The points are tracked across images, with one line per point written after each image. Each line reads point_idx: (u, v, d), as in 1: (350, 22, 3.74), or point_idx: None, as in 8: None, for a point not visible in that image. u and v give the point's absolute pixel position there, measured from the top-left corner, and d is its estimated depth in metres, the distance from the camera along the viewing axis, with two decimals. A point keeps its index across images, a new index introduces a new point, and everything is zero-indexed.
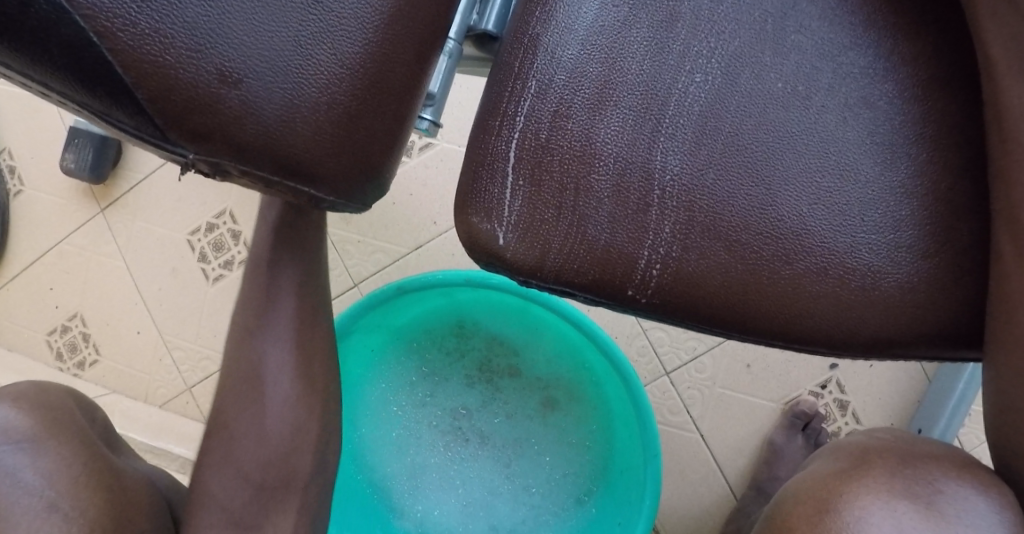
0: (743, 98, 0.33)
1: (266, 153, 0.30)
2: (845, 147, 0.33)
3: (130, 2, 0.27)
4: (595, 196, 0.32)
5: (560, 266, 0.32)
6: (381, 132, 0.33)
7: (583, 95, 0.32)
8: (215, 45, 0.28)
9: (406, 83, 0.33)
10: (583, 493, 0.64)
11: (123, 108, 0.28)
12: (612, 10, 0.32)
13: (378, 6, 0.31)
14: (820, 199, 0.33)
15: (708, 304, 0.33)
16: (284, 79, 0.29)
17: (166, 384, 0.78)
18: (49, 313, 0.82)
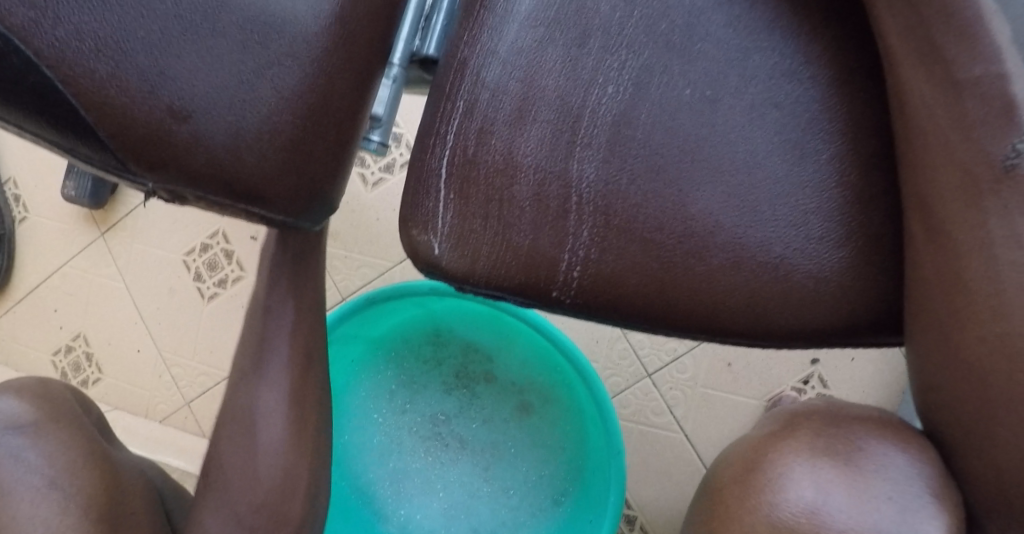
0: (653, 107, 0.35)
1: (216, 179, 0.33)
2: (755, 148, 0.36)
3: (88, 52, 0.30)
4: (519, 205, 0.35)
5: (490, 272, 0.35)
6: (325, 156, 0.36)
7: (504, 112, 0.35)
8: (165, 85, 0.31)
9: (348, 110, 0.37)
10: (559, 493, 0.67)
11: (88, 144, 0.32)
12: (529, 32, 0.35)
13: (315, 40, 0.34)
14: (733, 199, 0.35)
15: (628, 302, 0.36)
16: (230, 111, 0.33)
17: (165, 401, 0.82)
18: (53, 334, 0.85)
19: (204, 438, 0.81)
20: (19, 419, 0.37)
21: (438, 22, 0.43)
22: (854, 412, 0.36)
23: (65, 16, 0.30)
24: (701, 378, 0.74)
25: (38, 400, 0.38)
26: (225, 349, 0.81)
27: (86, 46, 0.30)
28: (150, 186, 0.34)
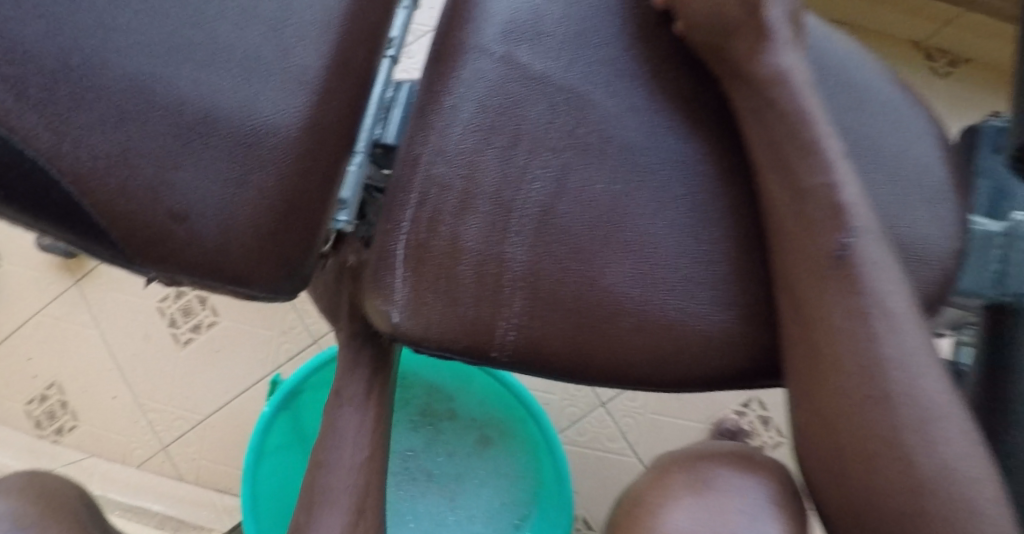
0: (572, 199, 0.43)
1: (208, 268, 0.40)
2: (657, 230, 0.43)
3: (102, 172, 0.37)
4: (462, 281, 0.42)
5: (440, 337, 0.42)
6: (299, 242, 0.43)
7: (450, 204, 0.42)
8: (165, 194, 0.38)
9: (318, 202, 0.43)
10: (519, 518, 0.73)
11: (101, 245, 0.38)
12: (471, 137, 0.43)
13: (290, 150, 0.41)
14: (639, 273, 0.43)
15: (556, 359, 0.43)
16: (219, 212, 0.39)
17: (142, 445, 0.86)
18: (26, 384, 0.89)
19: (181, 481, 0.86)
20: (19, 518, 0.41)
21: (396, 116, 0.53)
22: (735, 449, 0.44)
23: (85, 145, 0.36)
24: (650, 406, 0.83)
25: (38, 498, 0.42)
26: (201, 393, 0.86)
27: (101, 167, 0.37)
28: (152, 275, 0.40)
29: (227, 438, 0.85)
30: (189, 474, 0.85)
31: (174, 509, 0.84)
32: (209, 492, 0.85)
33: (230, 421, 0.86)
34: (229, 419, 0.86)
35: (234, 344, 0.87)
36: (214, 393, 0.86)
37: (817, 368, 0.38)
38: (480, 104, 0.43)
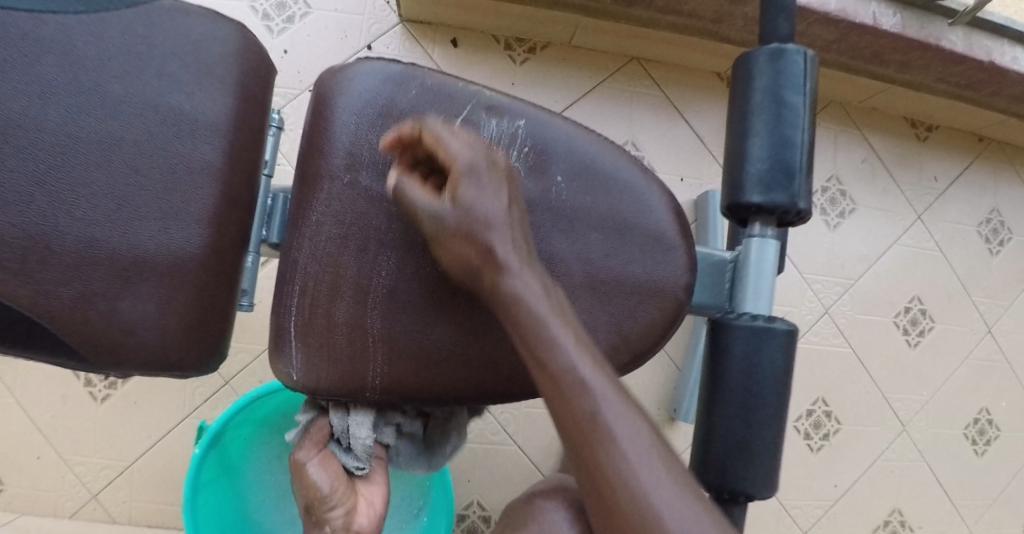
0: (406, 282, 0.66)
1: (152, 360, 0.56)
2: (464, 296, 0.67)
3: (69, 308, 0.53)
4: (337, 345, 0.65)
5: (326, 384, 0.65)
6: (216, 331, 0.60)
7: (323, 294, 0.65)
8: (115, 315, 0.54)
9: (226, 301, 0.61)
10: (416, 508, 1.00)
11: (73, 358, 0.54)
12: (334, 247, 0.64)
13: (202, 269, 0.58)
14: (455, 326, 0.67)
15: (407, 389, 0.66)
16: (156, 321, 0.56)
17: (71, 497, 1.19)
18: None
19: (114, 522, 1.19)
20: None
21: (276, 219, 0.70)
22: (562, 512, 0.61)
23: (54, 291, 0.52)
24: (526, 406, 1.14)
25: None
26: (121, 445, 1.20)
27: (68, 304, 0.53)
28: (110, 372, 0.57)
29: (150, 477, 1.20)
30: (120, 515, 1.19)
31: None
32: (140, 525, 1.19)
33: (150, 463, 1.20)
34: (147, 460, 1.20)
35: (146, 396, 1.21)
36: (130, 444, 1.20)
37: (573, 432, 0.57)
38: (335, 220, 0.64)
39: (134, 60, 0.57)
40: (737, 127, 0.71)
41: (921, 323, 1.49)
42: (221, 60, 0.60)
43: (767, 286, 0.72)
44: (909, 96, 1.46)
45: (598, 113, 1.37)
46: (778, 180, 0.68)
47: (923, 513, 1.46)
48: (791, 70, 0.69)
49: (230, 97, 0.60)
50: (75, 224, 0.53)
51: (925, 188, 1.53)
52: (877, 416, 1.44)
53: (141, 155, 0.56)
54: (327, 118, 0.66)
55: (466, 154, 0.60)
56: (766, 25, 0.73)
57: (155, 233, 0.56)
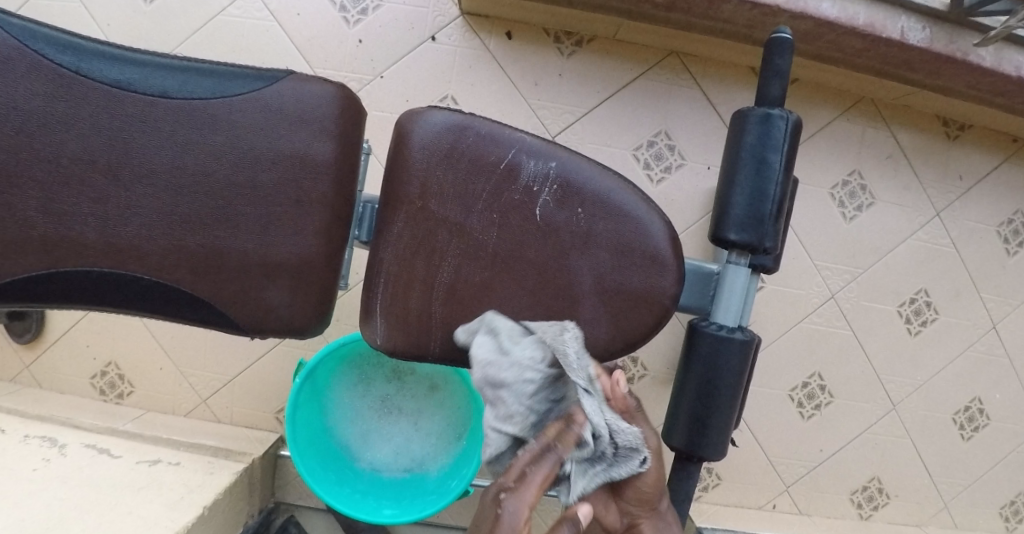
0: (460, 280, 0.89)
1: (284, 329, 0.85)
2: (503, 294, 0.89)
3: (233, 296, 0.81)
4: (408, 322, 0.89)
5: (400, 350, 0.90)
6: (324, 308, 0.88)
7: (399, 285, 0.89)
8: (261, 300, 0.83)
9: (330, 287, 0.88)
10: (456, 436, 1.25)
11: (235, 328, 0.83)
12: (409, 252, 0.89)
13: (315, 267, 0.85)
14: (495, 316, 0.89)
15: (457, 357, 0.90)
16: (286, 304, 0.84)
17: (187, 400, 1.58)
18: (92, 364, 1.59)
19: (220, 420, 1.57)
20: None
21: (366, 223, 0.94)
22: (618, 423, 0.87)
23: (225, 285, 0.81)
24: None
25: None
26: (224, 364, 1.56)
27: (233, 294, 0.81)
28: (256, 336, 0.86)
29: (248, 389, 1.56)
30: (224, 416, 1.57)
31: (221, 442, 1.48)
32: (242, 426, 1.57)
33: (248, 379, 1.56)
34: (244, 376, 1.56)
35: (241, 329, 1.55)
36: (232, 364, 1.56)
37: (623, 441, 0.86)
38: (410, 231, 0.88)
39: (272, 123, 0.81)
40: (728, 174, 0.90)
41: (925, 313, 1.63)
42: (329, 118, 0.83)
43: (735, 304, 0.93)
44: (939, 100, 1.52)
45: (635, 104, 1.44)
46: (751, 224, 0.87)
47: (902, 483, 1.66)
48: (773, 134, 0.87)
49: (336, 145, 0.84)
50: (237, 240, 0.81)
51: (948, 186, 1.62)
52: (869, 394, 1.63)
53: (277, 191, 0.82)
54: (407, 155, 0.88)
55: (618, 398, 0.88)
56: (760, 87, 0.90)
57: (287, 243, 0.83)
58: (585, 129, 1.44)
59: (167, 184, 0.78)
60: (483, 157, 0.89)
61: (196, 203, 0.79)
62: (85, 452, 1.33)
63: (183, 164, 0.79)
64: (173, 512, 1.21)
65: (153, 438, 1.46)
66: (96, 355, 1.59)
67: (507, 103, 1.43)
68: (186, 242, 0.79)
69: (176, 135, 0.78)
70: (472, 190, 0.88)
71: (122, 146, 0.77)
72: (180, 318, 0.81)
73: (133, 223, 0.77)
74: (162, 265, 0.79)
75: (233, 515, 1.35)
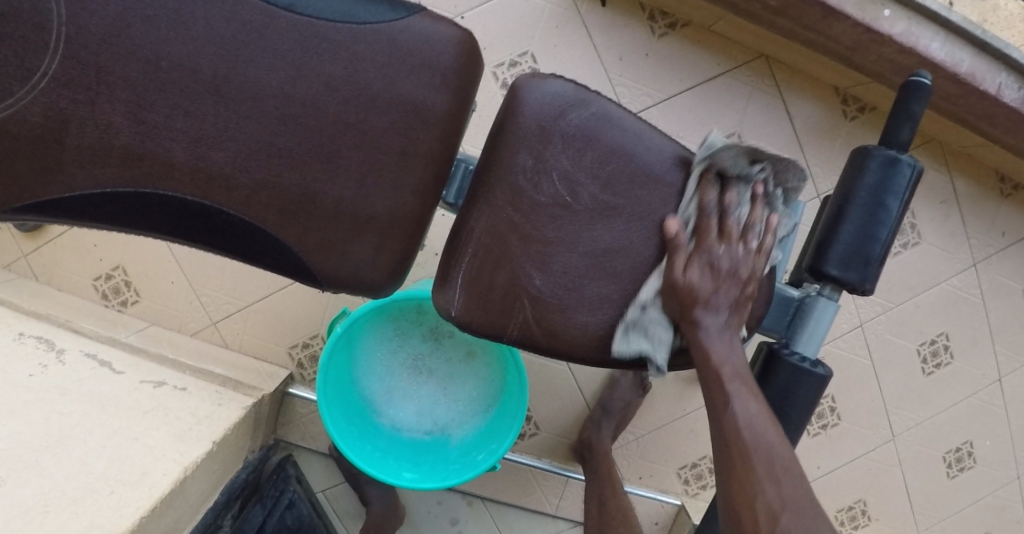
0: (547, 264, 0.85)
1: (360, 288, 0.80)
2: (590, 287, 0.86)
3: (315, 247, 0.76)
4: (489, 297, 0.85)
5: (473, 325, 0.86)
6: (402, 271, 0.83)
7: (485, 259, 0.85)
8: (345, 256, 0.78)
9: (412, 251, 0.83)
10: (486, 408, 1.23)
11: (310, 281, 0.78)
12: (502, 226, 0.85)
13: (405, 228, 0.80)
14: (578, 308, 0.86)
15: (529, 341, 0.86)
16: (369, 263, 0.79)
17: (195, 320, 1.55)
18: (98, 265, 1.55)
19: (228, 347, 1.55)
20: None
21: (455, 186, 0.90)
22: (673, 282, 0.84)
23: (311, 234, 0.75)
24: None
25: None
26: (241, 291, 1.54)
27: (316, 246, 0.76)
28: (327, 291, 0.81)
29: (261, 319, 1.54)
30: (233, 344, 1.55)
31: (229, 372, 1.46)
32: (251, 357, 1.54)
33: (262, 309, 1.53)
34: (258, 306, 1.53)
35: None
36: (248, 292, 1.53)
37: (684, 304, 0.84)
38: (506, 205, 0.84)
39: (391, 68, 0.74)
40: (837, 207, 0.89)
41: (941, 356, 1.64)
42: (450, 70, 0.77)
43: (818, 335, 0.91)
44: (1006, 156, 1.50)
45: (715, 99, 1.39)
46: (855, 264, 0.86)
47: (885, 508, 1.70)
48: (897, 179, 0.85)
49: (449, 107, 0.78)
50: (331, 188, 0.75)
51: (990, 240, 1.61)
52: (873, 423, 1.65)
53: (382, 144, 0.76)
54: (517, 124, 0.84)
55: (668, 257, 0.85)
56: (890, 126, 0.87)
57: (381, 201, 0.77)
58: (659, 116, 1.39)
59: (266, 116, 0.71)
60: (596, 141, 0.84)
61: (298, 138, 0.72)
62: (85, 363, 1.28)
63: (291, 94, 0.71)
64: (181, 445, 1.20)
65: (157, 356, 1.42)
66: (102, 257, 1.55)
67: (587, 72, 1.37)
68: (281, 180, 0.73)
69: (290, 60, 0.71)
70: (579, 174, 0.84)
71: (229, 62, 0.69)
72: (259, 263, 0.76)
73: (228, 150, 0.70)
74: (249, 202, 0.72)
75: (235, 450, 1.35)
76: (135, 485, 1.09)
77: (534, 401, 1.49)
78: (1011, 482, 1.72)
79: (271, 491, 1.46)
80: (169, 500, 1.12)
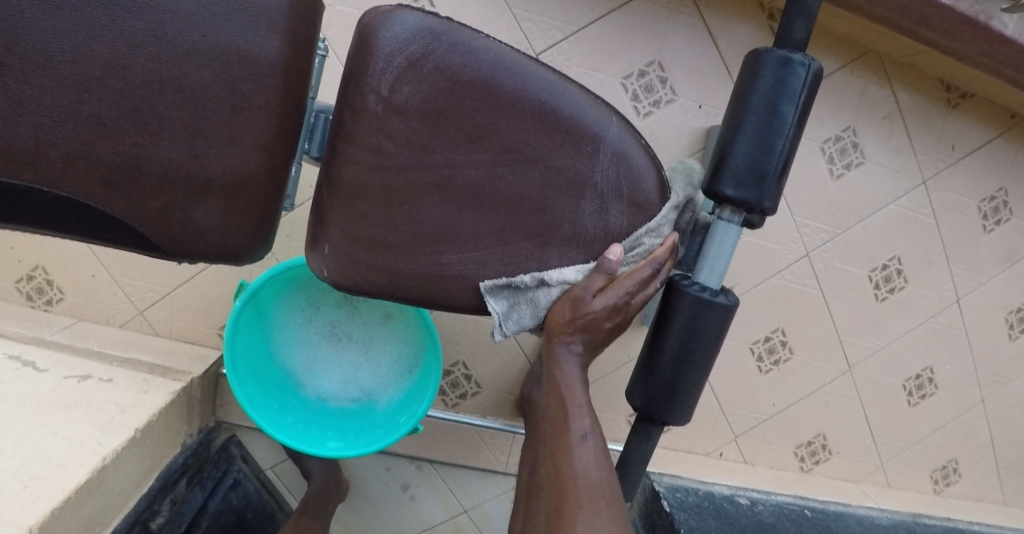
0: (415, 207, 0.79)
1: (219, 256, 0.76)
2: (465, 228, 0.80)
3: (157, 218, 0.71)
4: (357, 249, 0.79)
5: (345, 281, 0.80)
6: (263, 234, 0.78)
7: (352, 210, 0.79)
8: (193, 223, 0.72)
9: (270, 210, 0.78)
10: (410, 370, 1.19)
11: (162, 254, 0.74)
12: (365, 171, 0.78)
13: (255, 185, 0.74)
14: (456, 254, 0.81)
15: (409, 294, 0.81)
16: (224, 228, 0.74)
17: (123, 313, 1.49)
18: (19, 267, 1.47)
19: (158, 334, 1.50)
20: None
21: (317, 137, 0.83)
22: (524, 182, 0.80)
23: (149, 203, 0.70)
24: None
25: None
26: (165, 275, 1.47)
27: (156, 217, 0.71)
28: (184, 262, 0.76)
29: (186, 300, 1.48)
30: (163, 330, 1.49)
31: (158, 361, 1.41)
32: (183, 343, 1.49)
33: (186, 291, 1.47)
34: (183, 288, 1.47)
35: None
36: (173, 275, 1.47)
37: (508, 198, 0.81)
38: (367, 149, 0.77)
39: (205, 14, 0.68)
40: (732, 121, 0.83)
41: (894, 281, 1.59)
42: (277, 9, 0.70)
43: (721, 263, 0.86)
44: (947, 62, 1.43)
45: (632, 30, 1.31)
46: (751, 180, 0.80)
47: (846, 441, 1.67)
48: (790, 83, 0.79)
49: (285, 50, 0.71)
50: (161, 152, 0.69)
51: (939, 154, 1.54)
52: (828, 354, 1.61)
53: (211, 96, 0.69)
54: (370, 62, 0.75)
55: (623, 298, 0.83)
56: (783, 26, 0.82)
57: (221, 158, 0.71)
58: (572, 50, 1.31)
59: (68, 78, 0.65)
60: (455, 69, 0.77)
61: (110, 100, 0.66)
62: (6, 364, 1.23)
63: (94, 54, 0.65)
64: (100, 434, 1.15)
65: (83, 350, 1.37)
66: (20, 258, 1.47)
67: (491, 12, 1.29)
68: (95, 148, 0.67)
69: (85, 16, 0.64)
70: (444, 111, 0.77)
71: (15, 24, 0.63)
72: (91, 239, 0.70)
73: (30, 122, 0.65)
74: (65, 175, 0.67)
75: (169, 434, 1.31)
76: (49, 478, 1.05)
77: (471, 360, 1.44)
78: (974, 404, 1.70)
79: (213, 471, 1.44)
80: (88, 490, 1.08)
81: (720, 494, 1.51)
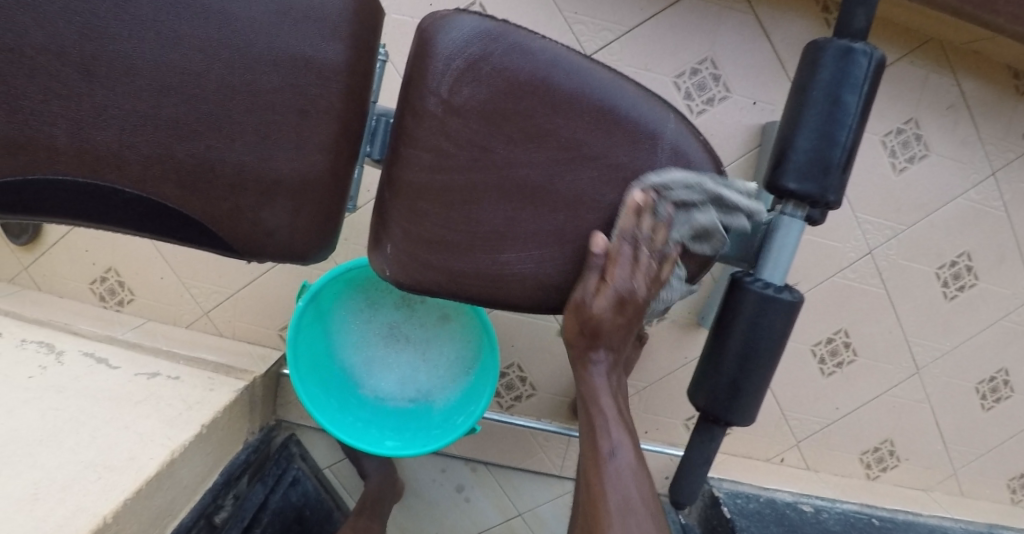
0: (474, 207, 0.80)
1: (285, 255, 0.78)
2: (523, 227, 0.81)
3: (227, 218, 0.74)
4: (418, 249, 0.81)
5: (407, 280, 0.82)
6: (327, 234, 0.80)
7: (414, 210, 0.81)
8: (261, 222, 0.75)
9: (334, 211, 0.80)
10: (467, 371, 1.20)
11: (232, 252, 0.76)
12: (425, 172, 0.80)
13: (319, 185, 0.77)
14: (514, 253, 0.81)
15: (469, 292, 0.82)
16: (290, 227, 0.76)
17: (189, 312, 1.54)
18: (95, 269, 1.55)
19: (222, 334, 1.55)
20: None
21: (378, 140, 0.85)
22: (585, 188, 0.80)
23: (220, 204, 0.73)
24: None
25: None
26: (229, 278, 1.52)
27: (227, 216, 0.74)
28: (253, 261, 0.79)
29: (249, 303, 1.53)
30: (226, 330, 1.55)
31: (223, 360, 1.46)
32: (246, 344, 1.54)
33: (249, 294, 1.52)
34: (246, 290, 1.52)
35: None
36: (236, 279, 1.52)
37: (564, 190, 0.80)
38: (426, 151, 0.79)
39: (273, 21, 0.70)
40: (793, 113, 0.81)
41: (964, 278, 1.53)
42: (340, 13, 0.72)
43: (784, 260, 0.84)
44: (1014, 47, 1.37)
45: (683, 25, 1.30)
46: (815, 173, 0.79)
47: (915, 447, 1.61)
48: (853, 72, 0.78)
49: (348, 53, 0.73)
50: (232, 154, 0.72)
51: (1009, 144, 1.48)
52: (894, 356, 1.56)
53: (278, 100, 0.72)
54: (429, 65, 0.77)
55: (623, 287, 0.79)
56: (844, 15, 0.80)
57: (288, 159, 0.74)
58: (624, 48, 1.31)
59: (147, 85, 0.68)
60: (512, 69, 0.77)
61: (185, 104, 0.70)
62: (83, 361, 1.29)
63: (171, 62, 0.69)
64: (170, 430, 1.20)
65: (153, 349, 1.43)
66: (95, 260, 1.54)
67: (541, 13, 1.30)
68: (171, 151, 0.70)
69: (163, 25, 0.68)
70: (502, 111, 0.78)
71: (99, 33, 0.67)
72: (168, 238, 0.74)
73: (113, 127, 0.68)
74: (144, 177, 0.70)
75: (233, 433, 1.35)
76: (122, 470, 1.09)
77: (526, 361, 1.44)
78: None
79: (273, 468, 1.48)
80: (158, 483, 1.12)
81: (782, 501, 1.47)
